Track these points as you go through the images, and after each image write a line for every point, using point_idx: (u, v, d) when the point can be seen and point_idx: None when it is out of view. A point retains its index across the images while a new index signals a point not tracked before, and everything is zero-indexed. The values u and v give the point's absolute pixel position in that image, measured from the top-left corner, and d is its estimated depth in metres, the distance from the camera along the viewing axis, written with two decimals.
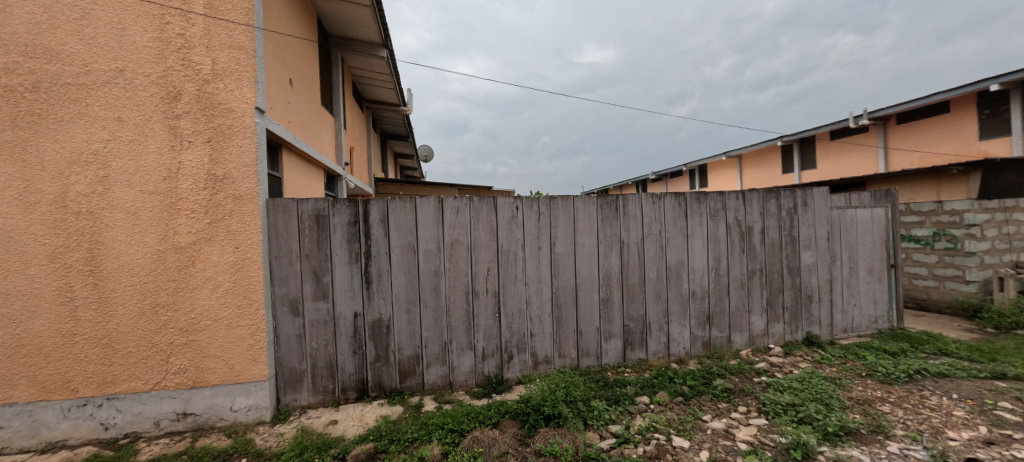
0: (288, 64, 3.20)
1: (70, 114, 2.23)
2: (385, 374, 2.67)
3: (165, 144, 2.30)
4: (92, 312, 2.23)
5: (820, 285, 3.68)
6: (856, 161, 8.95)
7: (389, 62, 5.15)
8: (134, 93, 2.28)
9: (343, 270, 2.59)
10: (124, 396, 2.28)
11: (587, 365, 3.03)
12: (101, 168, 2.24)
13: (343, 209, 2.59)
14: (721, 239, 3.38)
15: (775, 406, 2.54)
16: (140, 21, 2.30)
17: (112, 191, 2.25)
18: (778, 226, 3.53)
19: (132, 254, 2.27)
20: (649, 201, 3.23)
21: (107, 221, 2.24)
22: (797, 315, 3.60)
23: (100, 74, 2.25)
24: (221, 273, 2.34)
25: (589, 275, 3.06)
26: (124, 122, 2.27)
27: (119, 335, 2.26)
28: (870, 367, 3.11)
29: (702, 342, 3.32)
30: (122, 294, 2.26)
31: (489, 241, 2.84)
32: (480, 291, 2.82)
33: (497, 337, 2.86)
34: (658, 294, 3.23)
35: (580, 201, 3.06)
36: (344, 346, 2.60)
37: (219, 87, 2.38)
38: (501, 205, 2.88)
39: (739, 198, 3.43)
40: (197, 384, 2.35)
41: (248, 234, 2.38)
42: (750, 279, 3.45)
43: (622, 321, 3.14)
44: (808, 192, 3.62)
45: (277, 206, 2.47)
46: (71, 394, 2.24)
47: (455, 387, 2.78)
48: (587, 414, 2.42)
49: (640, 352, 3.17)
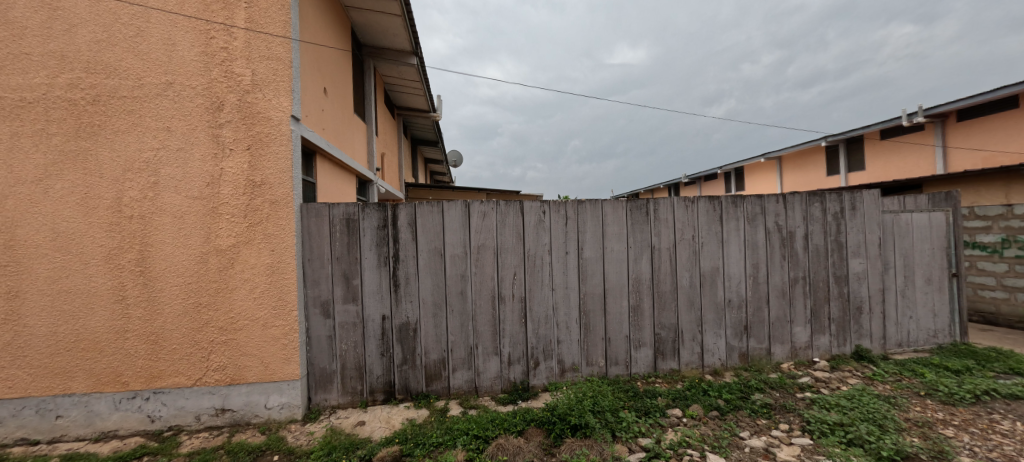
0: (322, 73, 3.31)
1: (125, 125, 2.39)
2: (412, 377, 2.68)
3: (208, 152, 2.43)
4: (142, 311, 2.36)
5: (871, 296, 3.50)
6: (911, 162, 8.36)
7: (419, 68, 5.26)
8: (181, 104, 2.43)
9: (372, 273, 2.64)
10: (169, 390, 2.38)
11: (615, 374, 2.93)
12: (152, 174, 2.39)
13: (373, 214, 2.65)
14: (759, 245, 3.23)
15: (821, 425, 2.35)
16: (188, 36, 2.45)
17: (162, 197, 2.39)
18: (823, 231, 3.38)
19: (179, 255, 2.40)
20: (681, 205, 3.11)
21: (157, 225, 2.39)
22: (844, 327, 3.42)
23: (152, 87, 2.41)
24: (258, 275, 2.44)
25: (619, 281, 2.97)
26: (172, 132, 2.42)
27: (165, 333, 2.37)
28: (929, 386, 2.84)
29: (738, 353, 3.16)
30: (169, 294, 2.38)
31: (516, 245, 2.82)
32: (507, 296, 2.79)
33: (524, 343, 2.82)
34: (691, 301, 3.09)
35: (609, 205, 2.99)
36: (372, 349, 2.64)
37: (258, 97, 2.49)
38: (528, 209, 2.86)
39: (779, 202, 3.28)
40: (234, 381, 2.43)
41: (283, 238, 2.47)
42: (792, 288, 3.30)
43: (652, 329, 3.02)
44: (855, 196, 3.46)
45: (310, 211, 2.56)
46: (121, 387, 2.35)
47: (481, 393, 2.76)
48: (615, 425, 2.32)
49: (672, 362, 3.04)
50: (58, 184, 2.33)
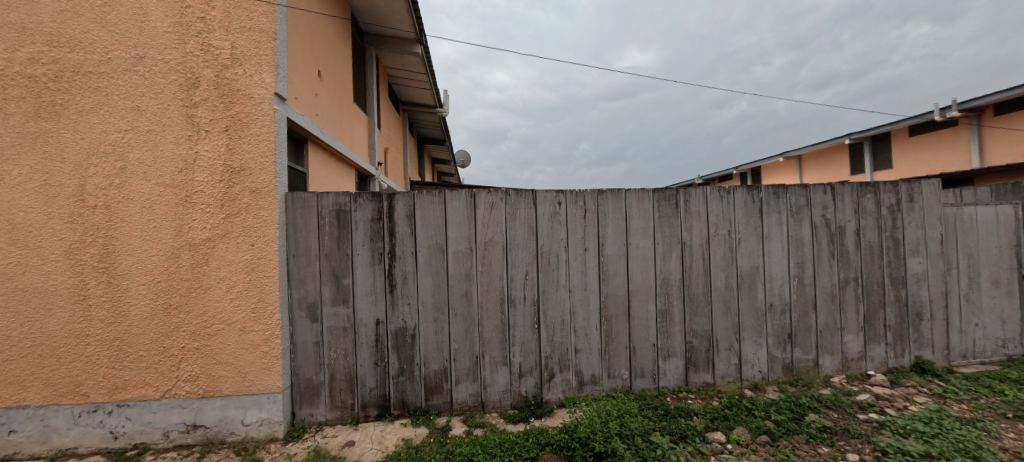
0: (317, 54, 3.04)
1: (90, 104, 2.13)
2: (409, 390, 2.36)
3: (182, 134, 2.16)
4: (106, 312, 2.09)
5: (932, 300, 3.06)
6: (944, 158, 8.45)
7: (424, 58, 5.00)
8: (153, 81, 2.16)
9: (365, 272, 2.33)
10: (134, 403, 2.10)
11: (641, 388, 2.57)
12: (119, 159, 2.13)
13: (366, 204, 2.34)
14: (805, 242, 2.84)
15: (900, 457, 1.94)
16: (161, 5, 2.18)
17: (130, 184, 2.13)
18: (877, 226, 2.97)
19: (148, 250, 2.12)
20: (715, 195, 2.74)
21: (124, 216, 2.12)
22: (902, 335, 3.00)
23: (121, 62, 2.15)
24: (236, 273, 2.15)
25: (645, 282, 2.61)
26: (142, 111, 2.15)
27: (131, 337, 2.10)
28: (1018, 407, 2.41)
29: (782, 365, 2.76)
30: (136, 294, 2.11)
31: (528, 240, 2.48)
32: (517, 299, 2.46)
33: (537, 352, 2.47)
34: (727, 305, 2.71)
35: (633, 195, 2.63)
36: (364, 357, 2.33)
37: (238, 72, 2.21)
38: (542, 200, 2.52)
39: (828, 192, 2.88)
40: (207, 393, 2.14)
41: (265, 231, 2.18)
42: (842, 290, 2.89)
43: (683, 337, 2.65)
44: (913, 186, 3.04)
45: (296, 201, 2.27)
46: (82, 399, 2.08)
47: (487, 409, 2.42)
48: (647, 453, 1.95)
49: (706, 375, 2.66)
50: (15, 170, 2.08)
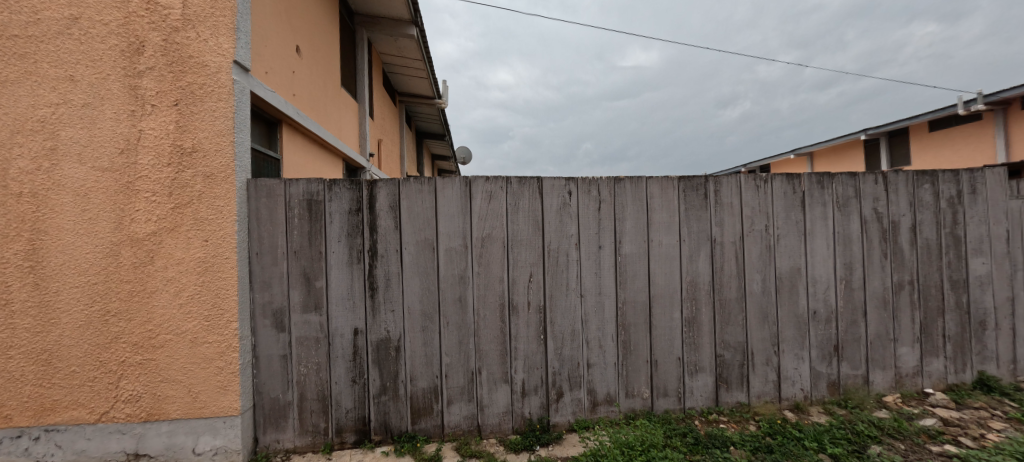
0: (294, 27, 2.70)
1: (15, 74, 1.80)
2: (392, 412, 2.01)
3: (123, 109, 1.83)
4: (32, 320, 1.76)
5: (997, 307, 2.66)
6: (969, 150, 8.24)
7: (420, 42, 4.65)
8: (90, 46, 1.83)
9: (341, 273, 1.99)
10: (66, 428, 1.78)
11: (665, 409, 2.20)
12: (49, 138, 1.80)
13: (342, 194, 2.00)
14: (853, 239, 2.45)
15: None
16: None
17: (60, 168, 1.79)
18: (935, 221, 2.57)
19: (82, 247, 1.79)
20: (750, 185, 2.36)
21: (53, 205, 1.79)
22: (963, 348, 2.60)
23: (52, 23, 1.82)
24: (186, 274, 1.81)
25: (668, 286, 2.24)
26: (77, 82, 1.82)
27: (61, 350, 1.77)
28: None
29: (827, 382, 2.38)
30: (68, 298, 1.78)
31: (533, 237, 2.12)
32: (519, 305, 2.10)
33: (542, 367, 2.11)
34: (764, 313, 2.33)
35: (655, 184, 2.26)
36: (340, 373, 1.98)
37: (190, 36, 1.87)
38: (549, 189, 2.15)
39: (880, 182, 2.48)
40: (152, 416, 1.81)
41: (221, 224, 1.84)
42: (896, 296, 2.50)
43: (713, 350, 2.28)
44: (977, 175, 2.63)
45: (259, 189, 1.92)
46: (3, 423, 1.76)
47: (484, 434, 2.06)
48: None
49: (739, 393, 2.28)
50: None
